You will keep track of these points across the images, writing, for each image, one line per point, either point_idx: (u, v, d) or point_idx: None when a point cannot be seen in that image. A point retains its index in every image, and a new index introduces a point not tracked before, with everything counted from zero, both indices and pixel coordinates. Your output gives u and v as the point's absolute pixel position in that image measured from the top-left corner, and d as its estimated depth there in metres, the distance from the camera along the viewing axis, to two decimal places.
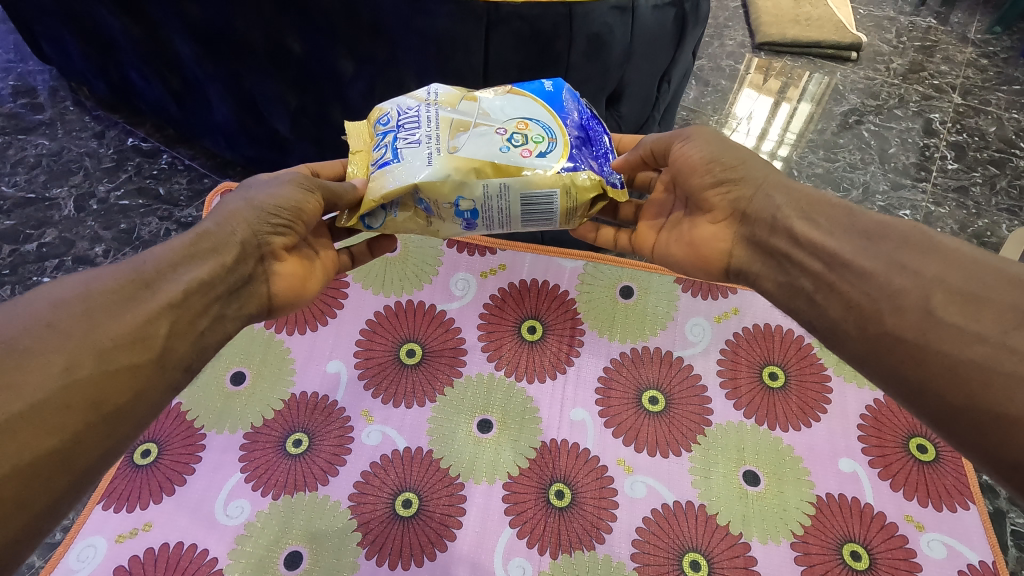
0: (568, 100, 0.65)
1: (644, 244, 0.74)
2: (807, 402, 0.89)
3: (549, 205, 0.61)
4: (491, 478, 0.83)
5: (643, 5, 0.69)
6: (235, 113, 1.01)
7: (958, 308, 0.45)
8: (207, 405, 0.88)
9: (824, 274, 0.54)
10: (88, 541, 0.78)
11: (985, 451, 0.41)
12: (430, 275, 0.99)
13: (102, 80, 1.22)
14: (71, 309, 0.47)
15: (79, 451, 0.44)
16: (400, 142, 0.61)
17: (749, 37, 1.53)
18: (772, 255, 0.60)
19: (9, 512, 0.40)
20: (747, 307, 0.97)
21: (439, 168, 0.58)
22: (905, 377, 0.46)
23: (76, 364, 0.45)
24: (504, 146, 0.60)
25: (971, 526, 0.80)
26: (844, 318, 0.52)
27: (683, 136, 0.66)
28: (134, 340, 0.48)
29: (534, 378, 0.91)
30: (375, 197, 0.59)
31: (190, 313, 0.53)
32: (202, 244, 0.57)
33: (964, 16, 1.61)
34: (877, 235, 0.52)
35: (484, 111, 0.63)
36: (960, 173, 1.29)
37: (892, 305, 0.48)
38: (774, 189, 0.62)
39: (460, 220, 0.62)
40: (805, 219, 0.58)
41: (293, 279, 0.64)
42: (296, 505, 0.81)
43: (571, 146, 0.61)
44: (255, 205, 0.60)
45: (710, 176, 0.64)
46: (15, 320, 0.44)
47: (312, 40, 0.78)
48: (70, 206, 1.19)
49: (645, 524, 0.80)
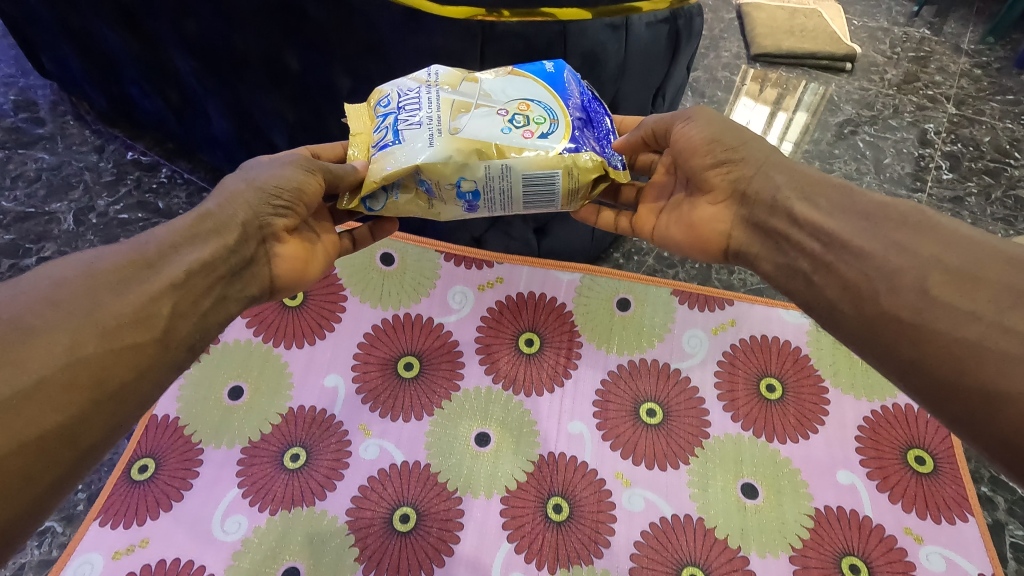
0: (569, 80, 0.64)
1: (643, 227, 0.73)
2: (804, 414, 0.89)
3: (551, 185, 0.62)
4: (489, 491, 0.83)
5: (637, 23, 0.70)
6: (233, 126, 1.02)
7: (952, 287, 0.46)
8: (204, 420, 0.88)
9: (822, 254, 0.55)
10: (85, 558, 0.78)
11: (973, 429, 0.43)
12: (427, 288, 0.99)
13: (102, 95, 1.23)
14: (74, 286, 0.49)
15: (84, 426, 0.47)
16: (402, 124, 0.61)
17: (745, 49, 1.54)
18: (771, 234, 0.61)
19: (17, 485, 0.43)
20: (744, 319, 0.97)
21: (440, 149, 0.59)
22: (898, 355, 0.48)
23: (81, 341, 0.47)
24: (505, 127, 0.60)
25: (969, 537, 0.80)
26: (840, 297, 0.53)
27: (685, 117, 0.66)
28: (136, 318, 0.50)
29: (532, 391, 0.91)
30: (375, 178, 0.60)
31: (192, 293, 0.55)
32: (204, 225, 0.58)
33: (958, 26, 1.62)
34: (877, 216, 0.53)
35: (486, 92, 0.63)
36: (955, 183, 1.29)
37: (887, 283, 0.49)
38: (775, 169, 0.62)
39: (462, 202, 0.63)
40: (805, 200, 0.59)
41: (295, 261, 0.65)
42: (293, 520, 0.81)
43: (572, 126, 0.62)
44: (256, 186, 0.61)
45: (711, 157, 0.64)
46: (22, 298, 0.47)
47: (309, 56, 0.79)
48: (69, 220, 1.19)
49: (643, 538, 0.80)
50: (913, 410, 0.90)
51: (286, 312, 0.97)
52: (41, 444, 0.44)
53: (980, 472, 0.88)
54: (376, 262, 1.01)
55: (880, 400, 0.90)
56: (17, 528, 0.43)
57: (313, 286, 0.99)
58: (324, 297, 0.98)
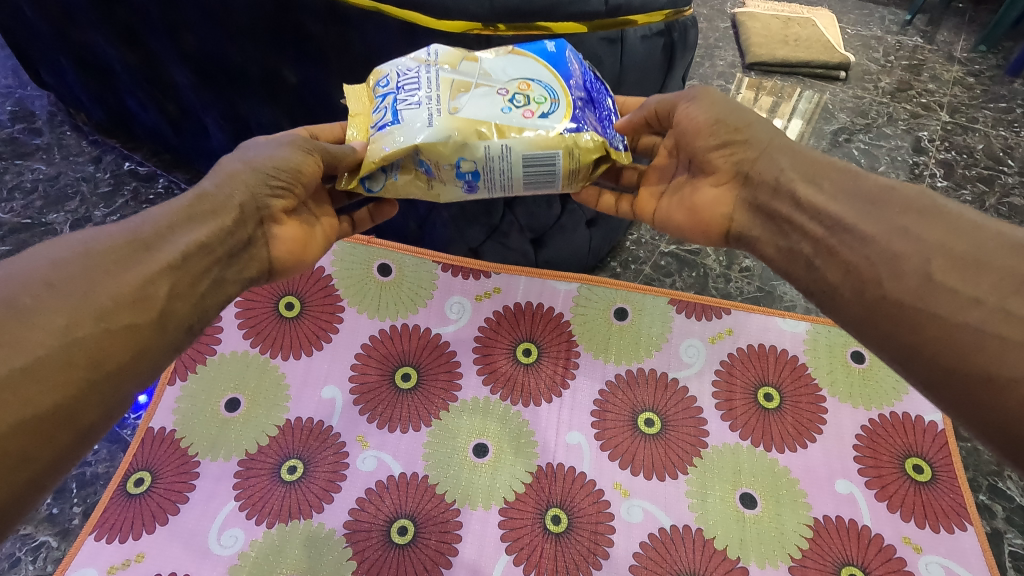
0: (570, 60, 0.64)
1: (643, 211, 0.74)
2: (802, 423, 0.89)
3: (551, 167, 0.62)
4: (487, 503, 0.83)
5: (633, 35, 0.71)
6: (230, 138, 1.02)
7: (956, 272, 0.46)
8: (201, 432, 0.88)
9: (825, 238, 0.55)
10: (80, 574, 0.77)
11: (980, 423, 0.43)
12: (425, 298, 0.99)
13: (100, 106, 1.23)
14: (71, 266, 0.50)
15: (81, 406, 0.47)
16: (401, 103, 0.61)
17: (739, 58, 1.55)
18: (772, 218, 0.61)
19: (14, 465, 0.43)
20: (741, 328, 0.98)
21: (440, 129, 0.59)
22: (899, 343, 0.48)
23: (78, 321, 0.47)
24: (506, 107, 0.61)
25: (968, 546, 0.80)
26: (841, 282, 0.53)
27: (689, 96, 0.65)
28: (133, 299, 0.51)
29: (529, 401, 0.91)
30: (375, 158, 0.60)
31: (189, 275, 0.55)
32: (201, 206, 0.59)
33: (950, 35, 1.64)
34: (879, 200, 0.53)
35: (486, 71, 0.63)
36: (949, 191, 1.30)
37: (891, 269, 0.49)
38: (779, 152, 0.62)
39: (461, 181, 0.63)
40: (809, 183, 0.59)
41: (294, 242, 0.65)
42: (291, 534, 0.80)
43: (573, 106, 0.62)
44: (254, 167, 0.61)
45: (714, 138, 0.63)
46: (18, 278, 0.47)
47: (306, 69, 0.79)
48: (66, 231, 1.19)
49: (642, 549, 0.79)
50: (911, 418, 0.90)
51: (283, 323, 0.97)
52: (35, 424, 0.44)
53: (978, 480, 0.88)
54: (373, 273, 1.01)
55: (878, 409, 0.91)
56: (16, 509, 0.43)
57: (310, 297, 0.99)
58: (321, 307, 0.98)
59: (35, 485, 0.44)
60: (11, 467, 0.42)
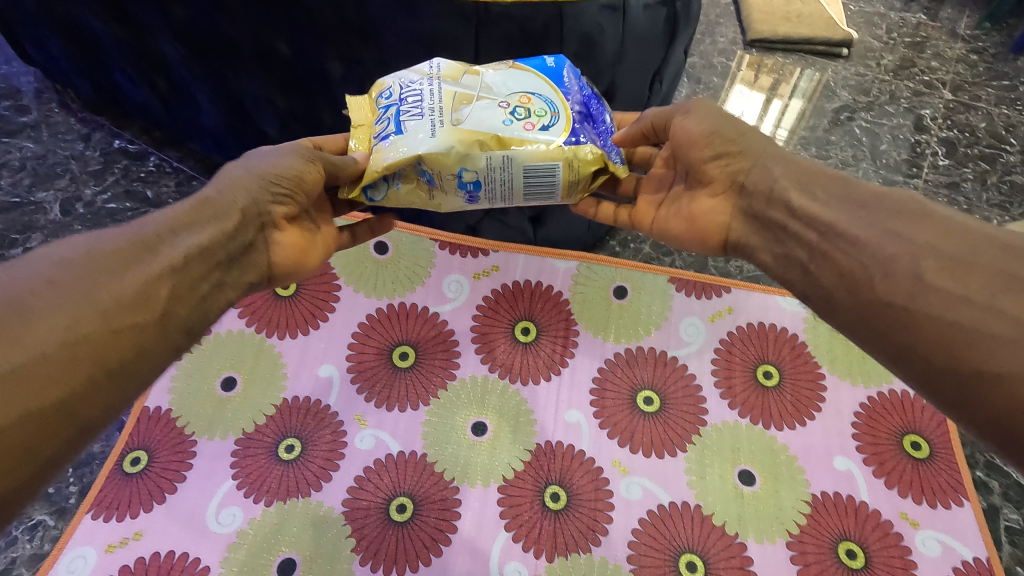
0: (570, 73, 0.63)
1: (643, 220, 0.72)
2: (801, 401, 0.89)
3: (552, 177, 0.60)
4: (486, 481, 0.82)
5: (635, 5, 0.69)
6: (222, 114, 0.99)
7: (947, 274, 0.45)
8: (197, 411, 0.87)
9: (818, 243, 0.54)
10: (77, 552, 0.77)
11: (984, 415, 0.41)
12: (423, 277, 0.98)
13: (87, 82, 1.20)
14: (75, 267, 0.48)
15: (82, 404, 0.46)
16: (403, 115, 0.60)
17: (741, 34, 1.52)
18: (768, 225, 0.60)
19: (12, 462, 0.41)
20: (741, 306, 0.97)
21: (442, 140, 0.57)
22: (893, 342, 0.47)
23: (79, 321, 0.46)
24: (507, 119, 0.59)
25: (964, 522, 0.80)
26: (835, 285, 0.52)
27: (684, 110, 0.65)
28: (135, 301, 0.49)
29: (529, 380, 0.90)
30: (376, 168, 0.59)
31: (190, 278, 0.54)
32: (203, 211, 0.57)
33: (954, 11, 1.61)
34: (869, 203, 0.53)
35: (487, 85, 0.62)
36: (950, 170, 1.29)
37: (882, 271, 0.48)
38: (773, 161, 0.61)
39: (462, 192, 0.61)
40: (802, 190, 0.58)
41: (293, 248, 0.64)
42: (289, 512, 0.80)
43: (573, 119, 0.61)
44: (258, 172, 0.60)
45: (710, 149, 0.63)
46: (19, 277, 0.46)
47: (298, 41, 0.76)
48: (57, 210, 1.17)
49: (641, 526, 0.80)
50: (911, 395, 0.90)
51: (279, 302, 0.96)
52: (35, 423, 0.43)
53: (976, 457, 0.88)
54: (370, 251, 1.00)
55: (876, 387, 0.91)
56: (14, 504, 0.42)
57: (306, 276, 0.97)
58: (317, 286, 0.97)
59: (34, 477, 0.43)
60: (10, 464, 0.41)
